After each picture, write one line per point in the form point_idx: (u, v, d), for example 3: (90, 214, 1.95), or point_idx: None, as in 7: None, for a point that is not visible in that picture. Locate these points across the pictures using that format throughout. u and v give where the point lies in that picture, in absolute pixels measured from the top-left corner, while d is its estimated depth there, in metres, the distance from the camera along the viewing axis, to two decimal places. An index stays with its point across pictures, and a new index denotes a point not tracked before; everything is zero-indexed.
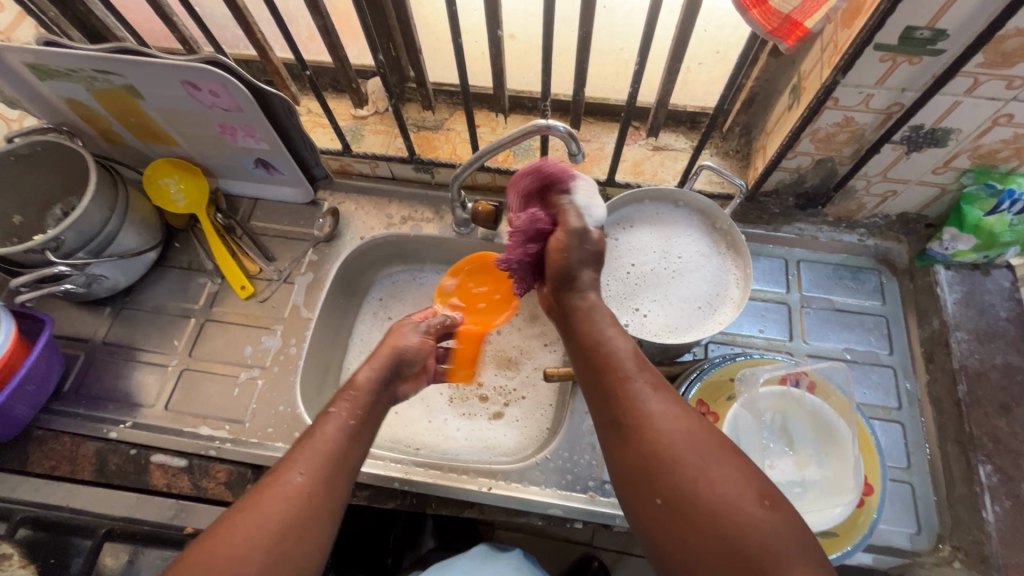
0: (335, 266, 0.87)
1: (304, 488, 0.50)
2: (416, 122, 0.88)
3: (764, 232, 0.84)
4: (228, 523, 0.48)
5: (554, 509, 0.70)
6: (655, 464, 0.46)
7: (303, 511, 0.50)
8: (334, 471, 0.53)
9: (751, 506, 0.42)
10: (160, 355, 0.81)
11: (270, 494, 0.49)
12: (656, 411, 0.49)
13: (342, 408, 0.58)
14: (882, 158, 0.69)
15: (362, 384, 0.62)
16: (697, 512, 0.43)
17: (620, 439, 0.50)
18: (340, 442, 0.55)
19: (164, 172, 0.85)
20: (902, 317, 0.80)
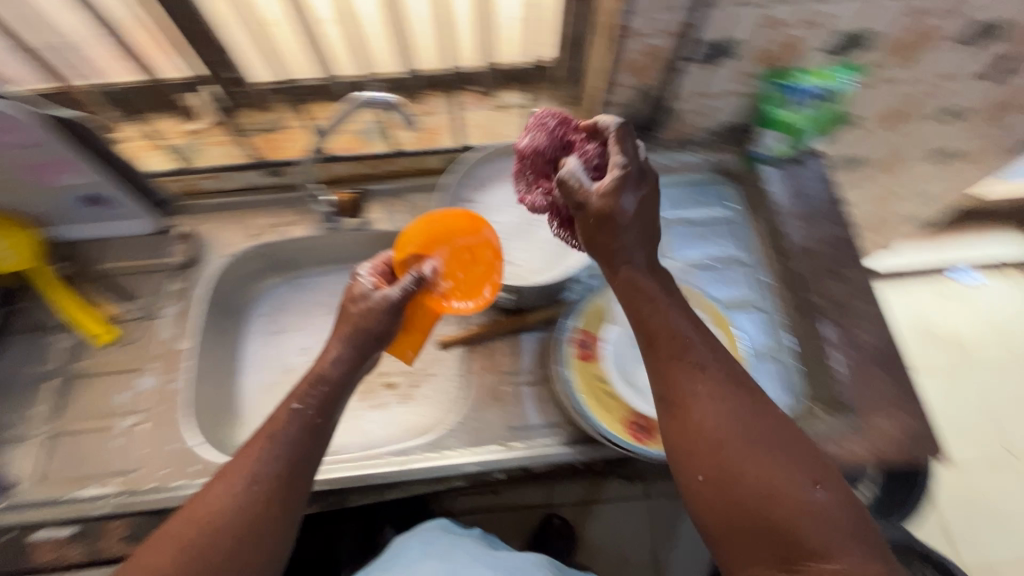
0: (202, 290, 0.83)
1: (258, 495, 0.50)
2: (255, 126, 0.85)
3: None
4: (169, 531, 0.48)
5: (469, 466, 0.72)
6: (699, 434, 0.48)
7: (250, 525, 0.49)
8: (290, 476, 0.51)
9: (814, 490, 0.45)
10: (21, 427, 0.74)
11: (212, 509, 0.48)
12: (707, 413, 0.48)
13: (299, 415, 0.54)
14: (689, 77, 0.76)
15: (335, 377, 0.56)
16: (753, 493, 0.45)
17: (664, 402, 0.51)
18: (297, 444, 0.53)
19: None
20: (746, 217, 0.89)
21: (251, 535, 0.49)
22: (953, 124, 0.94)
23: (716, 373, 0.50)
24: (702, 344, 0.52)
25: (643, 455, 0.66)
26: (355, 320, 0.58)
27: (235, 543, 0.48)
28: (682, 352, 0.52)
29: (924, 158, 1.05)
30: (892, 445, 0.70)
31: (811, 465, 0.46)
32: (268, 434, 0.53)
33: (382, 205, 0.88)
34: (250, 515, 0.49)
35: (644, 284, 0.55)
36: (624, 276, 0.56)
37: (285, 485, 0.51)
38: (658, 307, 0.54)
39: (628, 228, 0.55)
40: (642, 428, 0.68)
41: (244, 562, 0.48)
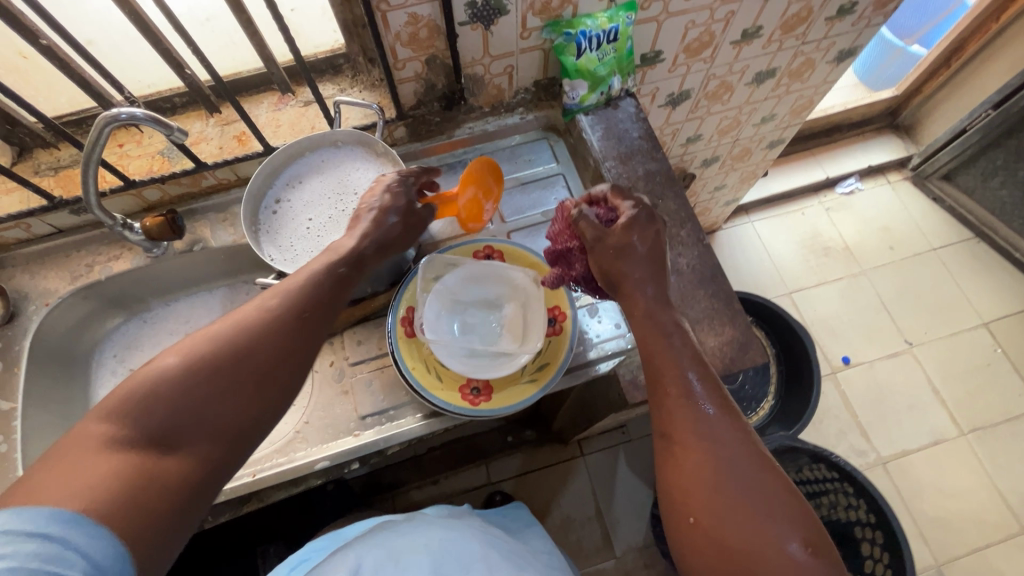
0: (26, 344, 0.79)
1: (288, 321, 0.57)
2: (51, 165, 0.81)
3: (439, 142, 0.90)
4: (202, 341, 0.52)
5: (321, 463, 0.72)
6: (692, 484, 0.56)
7: (279, 345, 0.55)
8: (316, 309, 0.59)
9: (750, 480, 0.54)
10: None
11: (242, 327, 0.54)
12: (696, 462, 0.56)
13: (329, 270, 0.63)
14: (473, 40, 0.76)
15: (366, 244, 0.67)
16: (726, 513, 0.53)
17: (664, 442, 0.60)
18: (322, 286, 0.61)
19: None
20: (575, 169, 0.92)
21: (273, 354, 0.54)
22: (756, 45, 0.98)
23: (721, 430, 0.57)
24: (721, 422, 0.58)
25: (478, 414, 0.69)
26: (379, 229, 0.69)
27: (270, 350, 0.54)
28: (672, 420, 0.59)
29: (747, 82, 1.09)
30: (716, 359, 0.74)
31: (799, 525, 0.53)
32: (303, 276, 0.61)
33: (209, 222, 0.87)
34: (286, 331, 0.56)
35: (673, 346, 0.63)
36: (642, 303, 0.65)
37: (309, 319, 0.58)
38: (693, 359, 0.62)
39: (641, 250, 0.66)
40: (476, 391, 0.70)
41: (274, 379, 0.54)
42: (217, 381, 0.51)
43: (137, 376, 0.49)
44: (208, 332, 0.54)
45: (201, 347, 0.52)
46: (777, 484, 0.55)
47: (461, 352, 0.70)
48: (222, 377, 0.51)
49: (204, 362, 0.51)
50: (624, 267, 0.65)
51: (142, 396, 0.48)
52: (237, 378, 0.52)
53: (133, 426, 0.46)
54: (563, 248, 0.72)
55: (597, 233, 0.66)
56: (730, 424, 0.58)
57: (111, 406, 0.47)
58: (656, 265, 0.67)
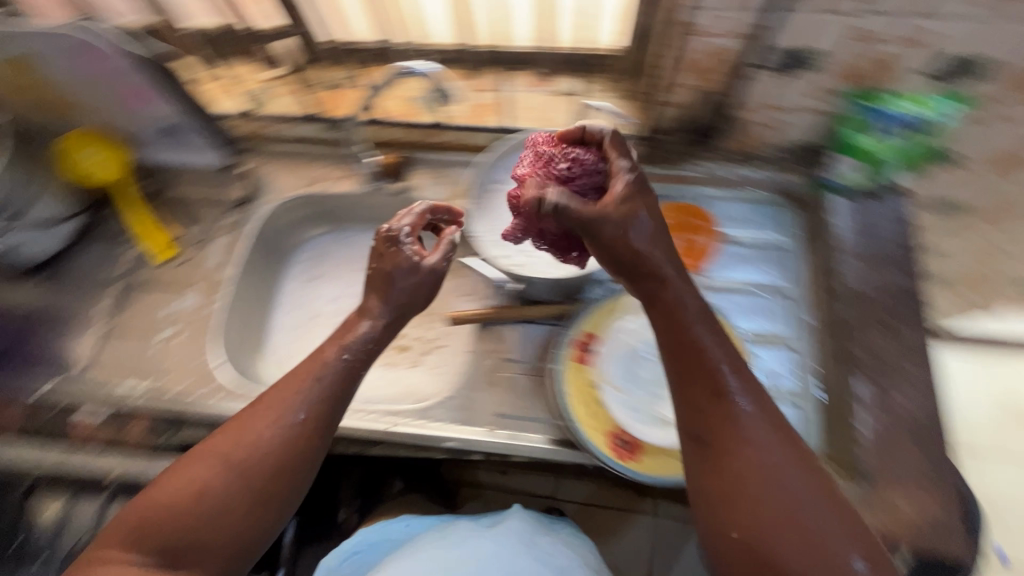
0: (252, 227, 0.89)
1: (289, 439, 0.56)
2: (324, 82, 0.90)
3: (665, 171, 0.85)
4: (186, 462, 0.55)
5: (451, 443, 0.73)
6: (737, 492, 0.47)
7: (292, 454, 0.55)
8: (328, 415, 0.58)
9: (808, 507, 0.46)
10: (87, 319, 0.85)
11: (252, 437, 0.55)
12: (743, 464, 0.48)
13: (335, 349, 0.61)
14: (760, 87, 0.70)
15: (336, 362, 0.60)
16: (768, 473, 0.47)
17: (695, 447, 0.51)
18: (327, 392, 0.58)
19: (80, 145, 0.85)
20: (799, 249, 0.82)
21: (287, 462, 0.55)
22: None
23: (761, 433, 0.49)
24: (755, 420, 0.50)
25: (619, 470, 0.64)
26: (385, 288, 0.63)
27: (272, 468, 0.55)
28: (718, 422, 0.50)
29: None
30: (908, 529, 0.62)
31: (857, 538, 0.45)
32: (316, 370, 0.59)
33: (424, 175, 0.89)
34: (291, 446, 0.55)
35: (730, 326, 0.55)
36: (669, 296, 0.55)
37: (321, 427, 0.57)
38: (723, 340, 0.54)
39: (634, 224, 0.55)
40: (624, 445, 0.65)
41: (284, 484, 0.55)
42: (230, 490, 0.53)
43: (159, 491, 0.53)
44: (230, 446, 0.55)
45: (217, 449, 0.55)
46: (835, 507, 0.46)
47: (627, 403, 0.69)
48: (219, 480, 0.53)
49: (208, 489, 0.52)
50: (652, 254, 0.56)
51: (173, 483, 0.53)
52: (224, 491, 0.53)
53: (146, 551, 0.50)
54: (564, 172, 0.61)
55: (608, 221, 0.54)
56: (768, 426, 0.50)
57: (133, 533, 0.51)
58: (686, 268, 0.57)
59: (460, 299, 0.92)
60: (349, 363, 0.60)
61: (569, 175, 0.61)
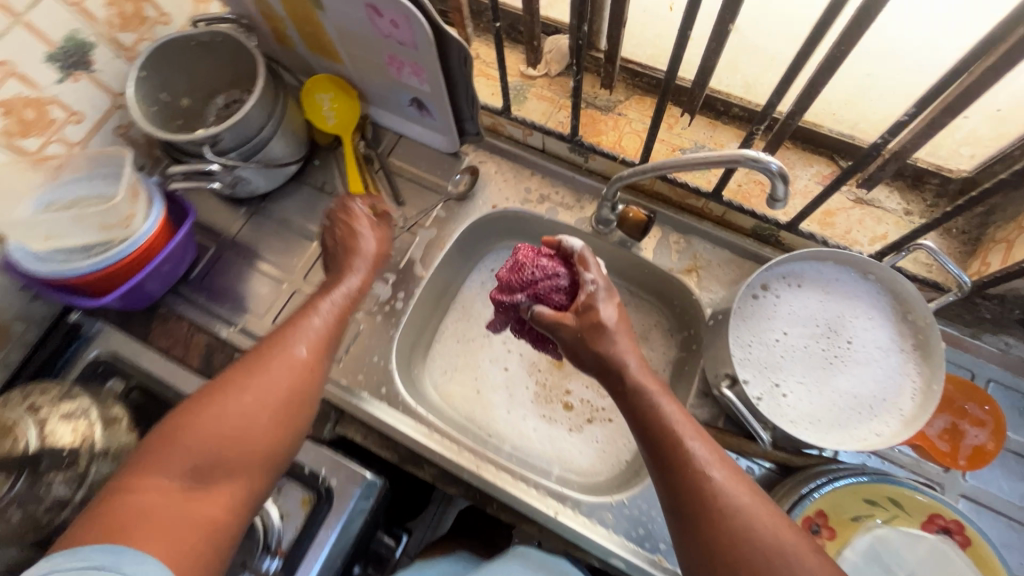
0: (459, 229, 0.83)
1: (305, 365, 0.59)
2: (587, 98, 0.78)
3: (955, 333, 0.70)
4: (201, 403, 0.53)
5: (615, 559, 0.65)
6: (718, 510, 0.47)
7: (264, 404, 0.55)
8: (292, 377, 0.57)
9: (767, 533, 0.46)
10: (278, 270, 0.83)
11: (225, 400, 0.53)
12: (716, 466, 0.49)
13: (363, 260, 0.70)
14: None
15: (323, 306, 0.64)
16: (733, 516, 0.47)
17: (674, 512, 0.50)
18: (289, 347, 0.59)
19: (321, 87, 0.83)
20: None
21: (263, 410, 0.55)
22: None
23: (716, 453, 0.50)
24: (725, 481, 0.49)
25: None
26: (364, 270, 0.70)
27: (286, 394, 0.56)
28: (682, 473, 0.49)
29: None
30: None
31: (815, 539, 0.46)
32: (315, 315, 0.63)
33: (661, 235, 0.78)
34: (296, 374, 0.58)
35: (680, 417, 0.52)
36: (630, 375, 0.55)
37: (289, 380, 0.57)
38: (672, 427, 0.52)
39: (619, 331, 0.57)
40: None
41: (296, 421, 0.57)
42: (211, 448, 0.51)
43: (170, 441, 0.50)
44: (238, 389, 0.55)
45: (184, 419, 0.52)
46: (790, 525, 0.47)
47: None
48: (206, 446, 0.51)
49: (227, 434, 0.52)
50: (609, 347, 0.56)
51: (160, 449, 0.50)
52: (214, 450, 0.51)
53: (172, 472, 0.49)
54: (528, 279, 0.63)
55: (590, 326, 0.57)
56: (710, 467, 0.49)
57: (176, 464, 0.49)
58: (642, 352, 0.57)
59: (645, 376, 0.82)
60: (323, 313, 0.64)
61: (534, 281, 0.63)
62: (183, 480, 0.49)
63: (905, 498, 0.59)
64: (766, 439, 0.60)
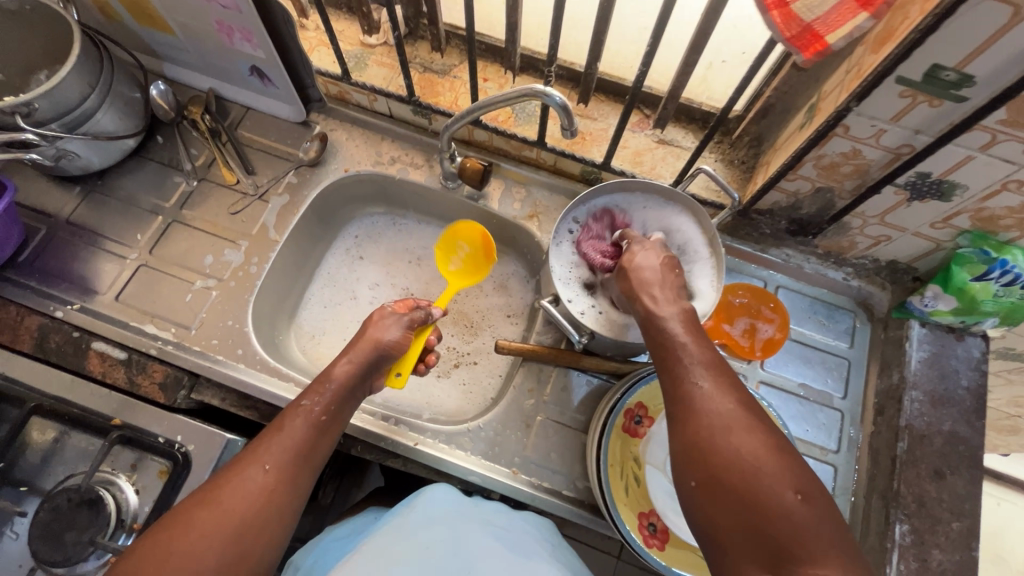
0: (313, 193, 0.85)
1: (315, 418, 0.58)
2: (423, 63, 0.84)
3: (751, 250, 0.82)
4: (220, 482, 0.51)
5: (473, 477, 0.70)
6: (695, 424, 0.44)
7: (274, 496, 0.51)
8: (296, 468, 0.54)
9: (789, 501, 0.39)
10: (121, 246, 0.80)
11: (233, 489, 0.50)
12: (710, 400, 0.44)
13: (371, 343, 0.65)
14: (882, 200, 0.66)
15: (337, 377, 0.62)
16: (754, 472, 0.40)
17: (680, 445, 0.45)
18: (304, 441, 0.56)
19: (468, 237, 0.80)
20: (864, 365, 0.79)
21: (273, 504, 0.51)
22: None
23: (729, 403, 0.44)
24: (742, 434, 0.42)
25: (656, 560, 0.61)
26: (374, 343, 0.65)
27: (297, 449, 0.55)
28: (700, 411, 0.44)
29: None
30: None
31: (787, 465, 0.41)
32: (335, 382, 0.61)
33: (504, 186, 0.85)
34: (308, 431, 0.56)
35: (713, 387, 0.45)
36: (647, 312, 0.55)
37: (295, 475, 0.53)
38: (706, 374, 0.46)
39: (649, 267, 0.59)
40: (652, 530, 0.63)
41: (300, 473, 0.54)
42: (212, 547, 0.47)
43: (177, 517, 0.48)
44: (242, 454, 0.53)
45: (189, 506, 0.49)
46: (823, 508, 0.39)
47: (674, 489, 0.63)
48: (205, 551, 0.46)
49: (215, 501, 0.49)
50: (636, 275, 0.58)
51: (169, 541, 0.46)
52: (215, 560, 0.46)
53: (184, 539, 0.46)
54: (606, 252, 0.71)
55: (648, 267, 0.59)
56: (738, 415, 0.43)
57: (167, 529, 0.47)
58: (669, 289, 0.56)
59: (505, 319, 0.88)
60: (335, 387, 0.61)
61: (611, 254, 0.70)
62: (174, 539, 0.46)
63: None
64: (581, 341, 0.70)
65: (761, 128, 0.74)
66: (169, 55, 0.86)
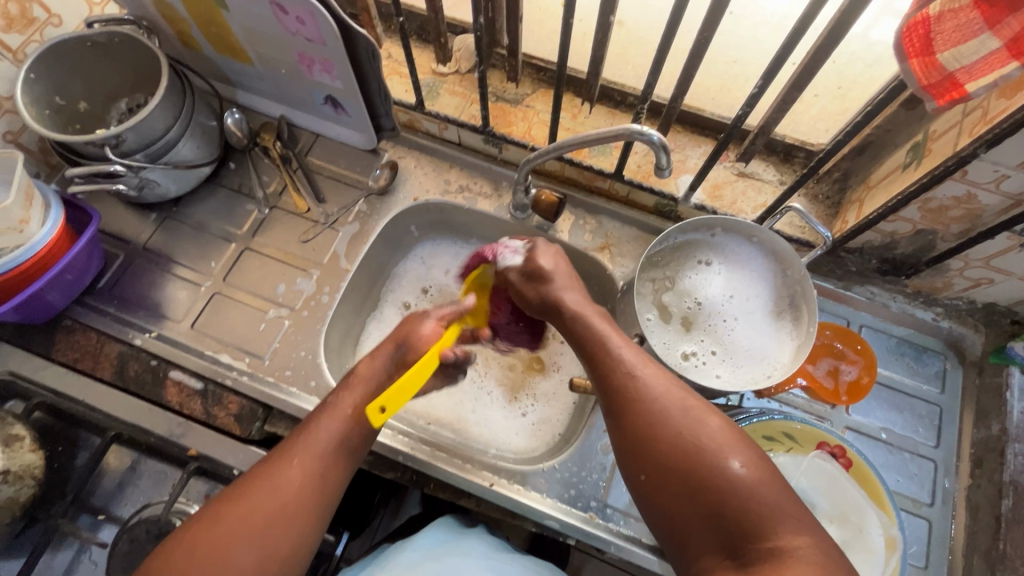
0: (383, 221, 0.84)
1: (341, 429, 0.57)
2: (496, 92, 0.83)
3: (833, 287, 0.79)
4: (242, 491, 0.52)
5: (550, 521, 0.68)
6: (654, 435, 0.50)
7: (312, 491, 0.53)
8: (328, 462, 0.55)
9: (739, 471, 0.46)
10: (194, 273, 0.81)
11: (258, 508, 0.51)
12: (670, 408, 0.51)
13: (393, 342, 0.64)
14: (992, 245, 0.62)
15: (371, 385, 0.61)
16: (721, 484, 0.46)
17: (619, 455, 0.52)
18: (336, 435, 0.56)
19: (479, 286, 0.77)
20: (958, 411, 0.75)
21: (309, 499, 0.53)
22: None
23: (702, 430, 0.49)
24: (679, 409, 0.50)
25: None
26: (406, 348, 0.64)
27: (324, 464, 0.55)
28: (644, 405, 0.51)
29: None
30: None
31: (744, 448, 0.48)
32: (360, 386, 0.61)
33: (574, 219, 0.83)
34: (336, 441, 0.56)
35: (659, 389, 0.52)
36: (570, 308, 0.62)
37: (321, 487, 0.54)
38: (652, 394, 0.52)
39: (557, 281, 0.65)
40: None
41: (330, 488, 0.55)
42: (248, 540, 0.50)
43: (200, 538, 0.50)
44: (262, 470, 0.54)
45: (221, 504, 0.52)
46: (773, 478, 0.46)
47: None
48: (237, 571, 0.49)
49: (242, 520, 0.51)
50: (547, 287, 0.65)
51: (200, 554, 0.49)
52: (248, 550, 0.50)
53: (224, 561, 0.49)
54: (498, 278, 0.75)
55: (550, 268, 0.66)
56: (686, 418, 0.50)
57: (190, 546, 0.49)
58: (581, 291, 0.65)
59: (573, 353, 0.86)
60: (361, 392, 0.60)
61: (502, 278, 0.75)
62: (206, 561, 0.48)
63: (796, 430, 0.66)
64: None
65: (853, 164, 0.71)
66: (244, 82, 0.87)
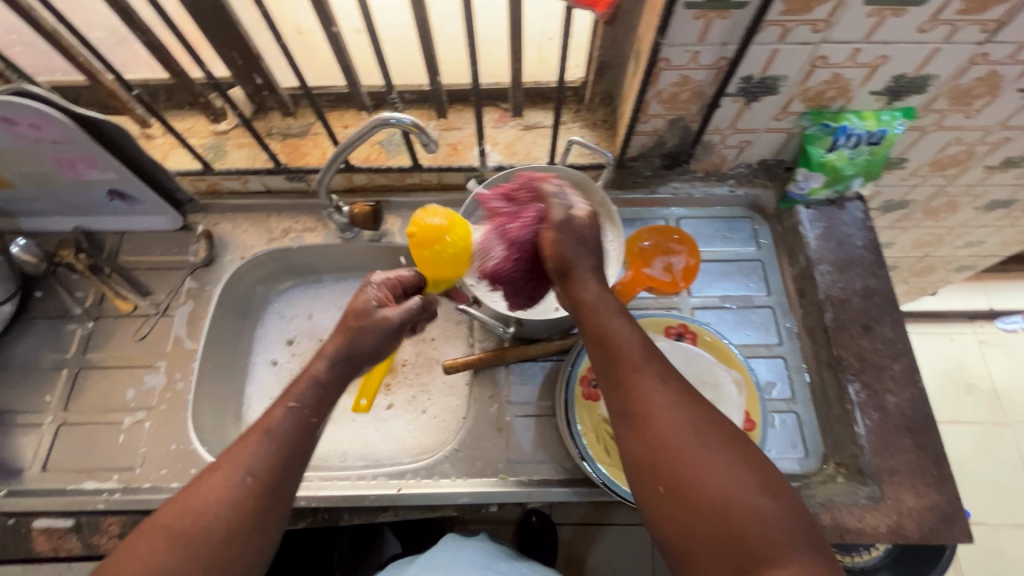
0: (217, 289, 0.83)
1: (297, 425, 0.51)
2: (281, 131, 0.85)
3: (643, 195, 0.87)
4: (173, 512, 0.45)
5: (465, 498, 0.70)
6: (674, 447, 0.44)
7: (257, 519, 0.46)
8: (282, 473, 0.49)
9: (763, 503, 0.42)
10: (33, 414, 0.76)
11: (195, 534, 0.44)
12: (681, 416, 0.46)
13: (345, 334, 0.56)
14: (727, 111, 0.72)
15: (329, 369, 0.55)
16: (738, 508, 0.42)
17: (634, 465, 0.46)
18: (288, 445, 0.50)
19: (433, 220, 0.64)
20: (775, 259, 0.85)
21: (254, 521, 0.46)
22: (1011, 174, 0.88)
23: (715, 445, 0.44)
24: (693, 422, 0.45)
25: (633, 500, 0.65)
26: (349, 334, 0.56)
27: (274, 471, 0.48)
28: (652, 412, 0.46)
29: (976, 207, 0.98)
30: (916, 522, 0.65)
31: (767, 473, 0.44)
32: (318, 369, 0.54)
33: (401, 219, 0.86)
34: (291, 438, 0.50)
35: (677, 403, 0.46)
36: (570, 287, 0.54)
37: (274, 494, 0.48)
38: (667, 403, 0.46)
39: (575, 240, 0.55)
40: None
41: (279, 500, 0.48)
42: (185, 564, 0.43)
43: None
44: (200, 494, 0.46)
45: (158, 527, 0.45)
46: (797, 512, 0.42)
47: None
48: None
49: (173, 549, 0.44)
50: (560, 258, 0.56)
51: None
52: None
53: None
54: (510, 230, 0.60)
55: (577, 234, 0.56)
56: (699, 437, 0.45)
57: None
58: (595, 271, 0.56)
59: (448, 341, 0.88)
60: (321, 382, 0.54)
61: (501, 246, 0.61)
62: None
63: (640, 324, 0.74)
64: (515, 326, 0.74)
65: (605, 85, 0.79)
66: (20, 208, 0.82)
